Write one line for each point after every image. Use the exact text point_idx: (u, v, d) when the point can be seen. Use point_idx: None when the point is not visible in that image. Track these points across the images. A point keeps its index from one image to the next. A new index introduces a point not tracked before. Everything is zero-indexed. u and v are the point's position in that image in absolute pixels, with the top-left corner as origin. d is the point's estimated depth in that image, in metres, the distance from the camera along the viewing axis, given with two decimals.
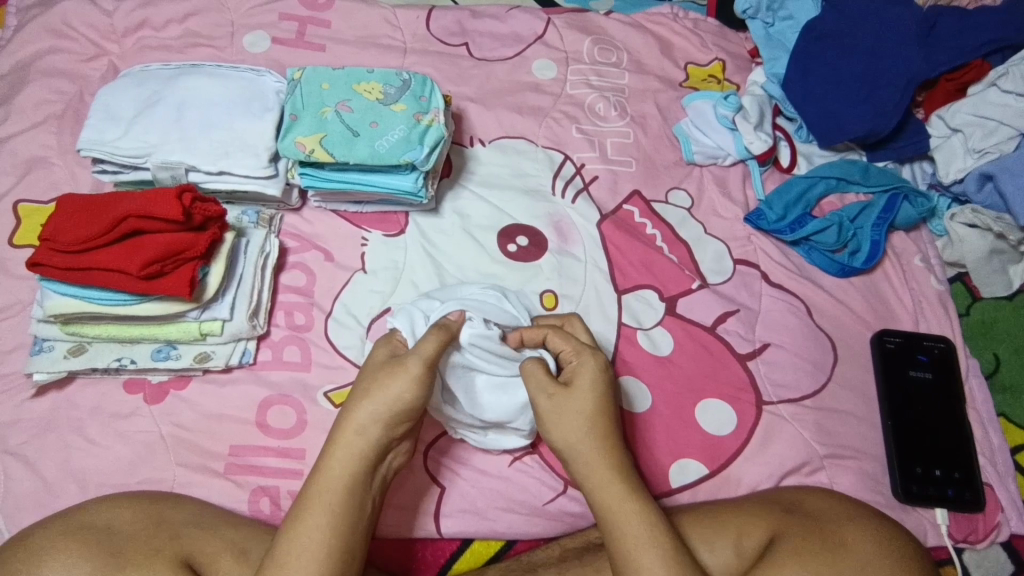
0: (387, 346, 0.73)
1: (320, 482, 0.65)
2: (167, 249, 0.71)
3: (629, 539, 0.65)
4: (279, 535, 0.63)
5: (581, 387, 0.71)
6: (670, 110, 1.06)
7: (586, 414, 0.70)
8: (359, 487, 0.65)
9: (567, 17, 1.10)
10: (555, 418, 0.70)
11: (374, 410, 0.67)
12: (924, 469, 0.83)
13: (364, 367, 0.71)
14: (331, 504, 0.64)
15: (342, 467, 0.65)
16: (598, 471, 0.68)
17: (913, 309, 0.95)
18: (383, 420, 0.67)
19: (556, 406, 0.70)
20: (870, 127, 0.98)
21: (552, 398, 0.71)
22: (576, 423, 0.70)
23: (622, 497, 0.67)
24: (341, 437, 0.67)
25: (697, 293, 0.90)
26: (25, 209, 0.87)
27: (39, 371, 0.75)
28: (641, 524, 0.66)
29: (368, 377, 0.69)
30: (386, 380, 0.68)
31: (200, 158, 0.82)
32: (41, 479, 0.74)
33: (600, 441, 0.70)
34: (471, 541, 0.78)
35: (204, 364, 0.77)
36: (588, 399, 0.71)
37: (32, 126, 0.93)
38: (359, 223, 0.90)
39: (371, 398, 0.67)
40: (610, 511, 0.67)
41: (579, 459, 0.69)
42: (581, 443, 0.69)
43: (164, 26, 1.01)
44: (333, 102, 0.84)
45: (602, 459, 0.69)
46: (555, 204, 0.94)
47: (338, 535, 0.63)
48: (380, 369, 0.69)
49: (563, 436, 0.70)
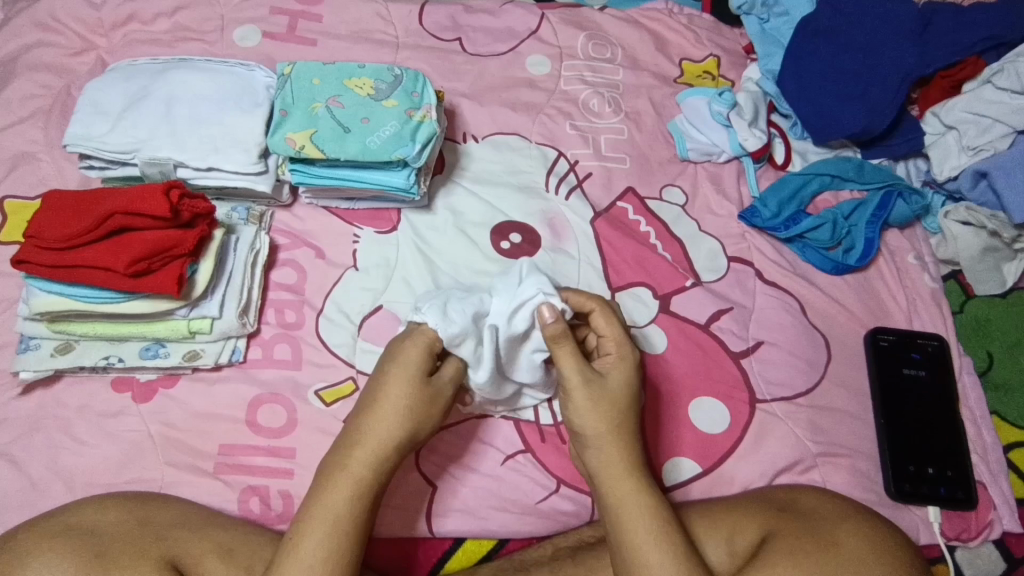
0: (421, 346, 0.70)
1: (337, 480, 0.65)
2: (154, 246, 0.70)
3: (641, 532, 0.65)
4: (291, 534, 0.63)
5: (616, 380, 0.72)
6: (665, 106, 1.05)
7: (619, 406, 0.71)
8: (376, 490, 0.66)
9: (561, 13, 1.09)
10: (586, 403, 0.70)
11: (411, 426, 0.68)
12: (916, 467, 0.83)
13: (394, 372, 0.69)
14: (350, 506, 0.64)
15: (365, 471, 0.66)
16: (617, 462, 0.69)
17: (907, 306, 0.95)
18: (414, 435, 0.69)
19: (592, 391, 0.70)
20: (864, 125, 0.98)
21: (589, 382, 0.70)
22: (606, 412, 0.70)
23: (635, 491, 0.68)
24: (367, 437, 0.67)
25: (691, 291, 0.90)
26: (12, 205, 0.86)
27: (25, 369, 0.74)
28: (651, 519, 0.66)
29: (406, 392, 0.68)
30: (426, 406, 0.69)
31: (188, 154, 0.81)
32: (28, 478, 0.73)
33: (623, 435, 0.70)
34: (462, 541, 0.77)
35: (194, 363, 0.77)
36: (621, 393, 0.71)
37: (18, 121, 0.91)
38: (352, 221, 0.89)
39: (406, 417, 0.68)
40: (624, 503, 0.67)
41: (602, 450, 0.69)
42: (607, 433, 0.69)
43: (153, 20, 1.00)
44: (324, 97, 0.83)
45: (621, 452, 0.69)
46: (549, 201, 0.93)
47: (352, 536, 0.63)
48: (420, 390, 0.69)
49: (589, 421, 0.70)
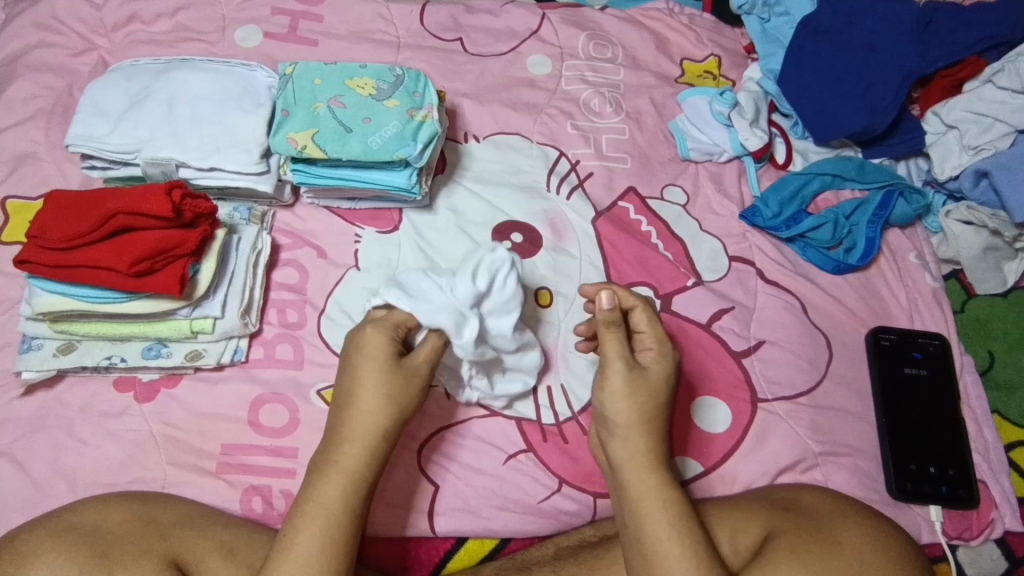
0: (385, 332, 0.70)
1: (328, 475, 0.65)
2: (156, 247, 0.70)
3: (662, 521, 0.65)
4: (286, 532, 0.63)
5: (656, 372, 0.72)
6: (666, 106, 1.05)
7: (654, 398, 0.71)
8: (367, 482, 0.66)
9: (562, 13, 1.09)
10: (625, 391, 0.70)
11: (390, 412, 0.68)
12: (917, 465, 0.83)
13: (364, 362, 0.69)
14: (341, 499, 0.64)
15: (354, 464, 0.66)
16: (646, 452, 0.69)
17: (907, 306, 0.95)
18: (396, 416, 0.68)
19: (631, 383, 0.70)
20: (866, 122, 0.98)
21: (628, 374, 0.70)
22: (642, 404, 0.70)
23: (661, 481, 0.68)
24: (352, 430, 0.67)
25: (692, 291, 0.90)
26: (14, 205, 0.86)
27: (27, 369, 0.74)
28: (674, 510, 0.66)
29: (376, 377, 0.68)
30: (398, 387, 0.68)
31: (190, 154, 0.81)
32: (30, 479, 0.73)
33: (654, 427, 0.70)
34: (465, 541, 0.78)
35: (196, 363, 0.77)
36: (658, 385, 0.71)
37: (20, 122, 0.91)
38: (353, 221, 0.89)
39: (382, 404, 0.67)
40: (648, 491, 0.67)
41: (630, 439, 0.69)
42: (640, 422, 0.69)
43: (154, 20, 1.00)
44: (325, 97, 0.84)
45: (649, 443, 0.69)
46: (550, 200, 0.93)
47: (349, 527, 0.64)
48: (388, 374, 0.68)
49: (625, 409, 0.69)
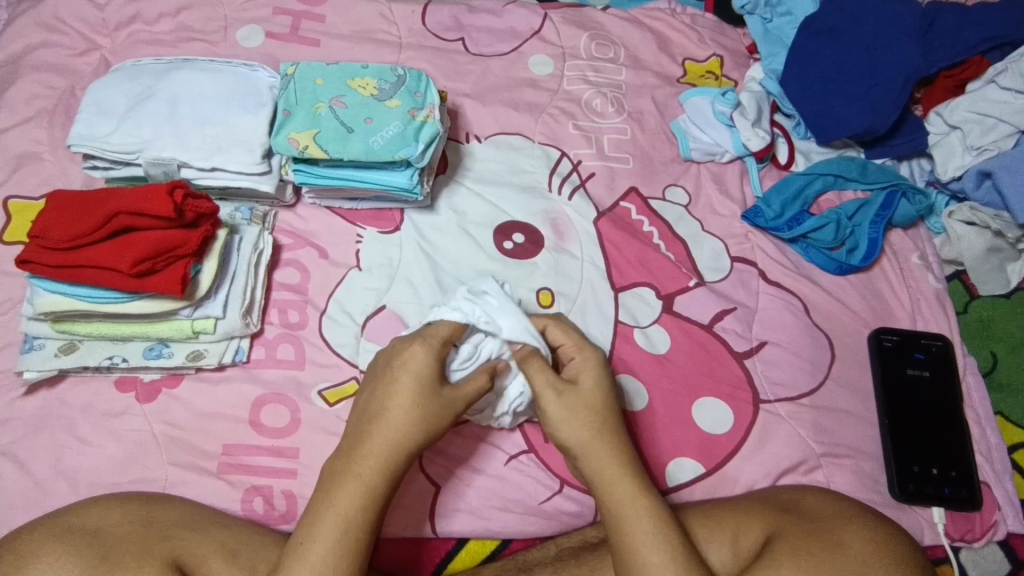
0: (430, 352, 0.69)
1: (345, 488, 0.64)
2: (159, 246, 0.70)
3: (638, 534, 0.65)
4: (300, 539, 0.63)
5: (586, 385, 0.71)
6: (668, 106, 1.05)
7: (594, 412, 0.70)
8: (385, 496, 0.66)
9: (564, 13, 1.09)
10: (563, 415, 0.70)
11: (424, 432, 0.67)
12: (920, 467, 0.83)
13: (403, 379, 0.68)
14: (358, 510, 0.64)
15: (372, 478, 0.65)
16: (611, 467, 0.69)
17: (910, 306, 0.94)
18: (428, 436, 0.68)
19: (565, 404, 0.70)
20: (869, 123, 0.98)
21: (559, 395, 0.70)
22: (585, 420, 0.70)
23: (634, 492, 0.67)
24: (376, 445, 0.66)
25: (694, 291, 0.90)
26: (16, 205, 0.86)
27: (29, 369, 0.74)
28: (648, 520, 0.66)
29: (413, 400, 0.67)
30: (433, 415, 0.67)
31: (192, 154, 0.81)
32: (32, 478, 0.73)
33: (608, 440, 0.70)
34: (466, 541, 0.77)
35: (197, 363, 0.77)
36: (592, 396, 0.71)
37: (22, 121, 0.92)
38: (354, 221, 0.89)
39: (418, 424, 0.67)
40: (624, 506, 0.67)
41: (590, 458, 0.69)
42: (592, 438, 0.69)
43: (156, 20, 1.00)
44: (327, 97, 0.84)
45: (610, 456, 0.69)
46: (552, 201, 0.93)
47: (364, 538, 0.64)
48: (427, 400, 0.67)
49: (573, 431, 0.69)
